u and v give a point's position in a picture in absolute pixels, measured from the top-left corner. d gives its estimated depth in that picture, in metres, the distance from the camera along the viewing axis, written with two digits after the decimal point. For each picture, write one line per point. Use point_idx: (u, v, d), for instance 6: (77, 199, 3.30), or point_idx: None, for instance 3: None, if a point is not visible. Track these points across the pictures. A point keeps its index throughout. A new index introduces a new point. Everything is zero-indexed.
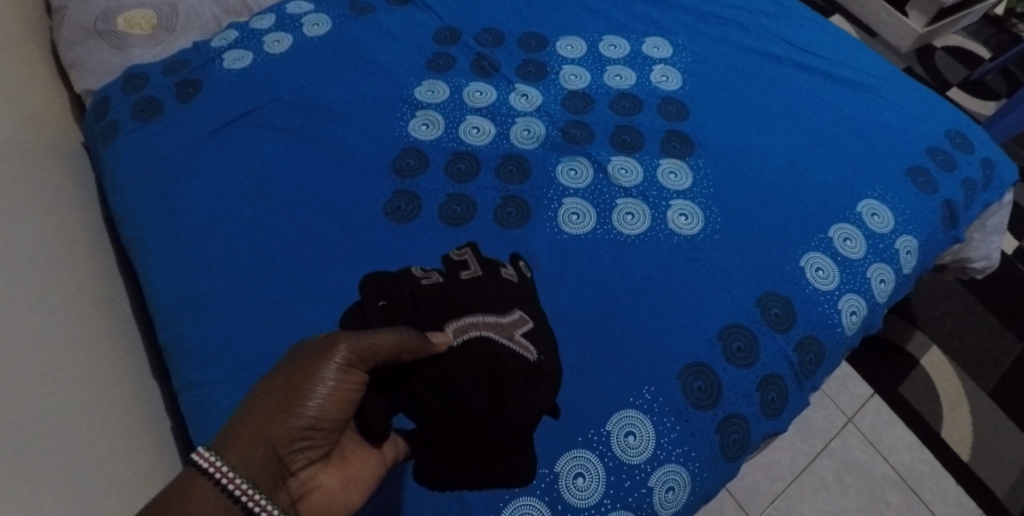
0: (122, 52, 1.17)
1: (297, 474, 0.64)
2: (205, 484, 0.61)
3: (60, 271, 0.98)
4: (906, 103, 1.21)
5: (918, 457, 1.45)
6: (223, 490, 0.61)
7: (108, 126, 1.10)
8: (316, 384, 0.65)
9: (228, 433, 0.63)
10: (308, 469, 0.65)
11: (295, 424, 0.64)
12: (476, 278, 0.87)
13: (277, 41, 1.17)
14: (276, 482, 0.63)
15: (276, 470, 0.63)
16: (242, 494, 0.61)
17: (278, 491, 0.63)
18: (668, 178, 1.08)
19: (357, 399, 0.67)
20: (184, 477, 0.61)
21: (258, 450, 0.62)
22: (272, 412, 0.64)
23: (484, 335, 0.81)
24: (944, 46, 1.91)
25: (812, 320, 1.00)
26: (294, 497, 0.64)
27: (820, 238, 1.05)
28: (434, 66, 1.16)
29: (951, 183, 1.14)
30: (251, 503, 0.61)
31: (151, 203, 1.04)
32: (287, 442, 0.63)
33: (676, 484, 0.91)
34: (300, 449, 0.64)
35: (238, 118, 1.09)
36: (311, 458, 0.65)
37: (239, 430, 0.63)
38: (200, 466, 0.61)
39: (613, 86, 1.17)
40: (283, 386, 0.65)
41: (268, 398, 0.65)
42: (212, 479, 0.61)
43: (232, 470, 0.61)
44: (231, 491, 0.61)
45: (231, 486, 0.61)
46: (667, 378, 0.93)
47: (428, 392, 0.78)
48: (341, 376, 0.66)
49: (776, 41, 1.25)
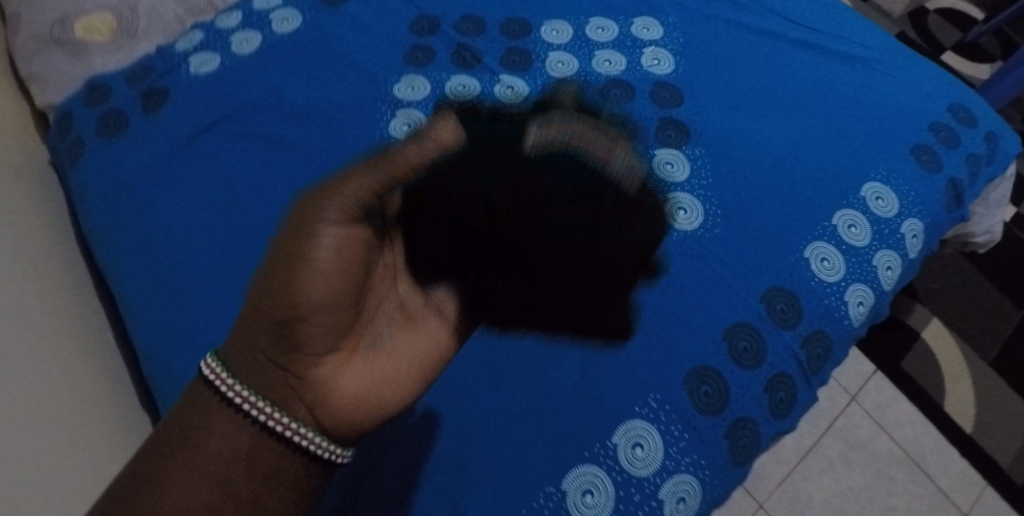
0: (83, 62, 1.09)
1: (309, 378, 0.68)
2: (221, 403, 0.68)
3: (32, 301, 0.93)
4: (907, 76, 1.16)
5: (921, 431, 1.44)
6: (233, 405, 0.68)
7: (72, 144, 1.04)
8: (306, 267, 0.66)
9: (238, 345, 0.69)
10: (323, 368, 0.69)
11: (299, 322, 0.67)
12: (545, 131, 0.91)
13: (245, 40, 1.10)
14: (291, 389, 0.68)
15: (284, 381, 0.68)
16: (252, 407, 0.68)
17: (292, 401, 0.68)
18: (665, 169, 1.03)
19: (354, 277, 0.68)
20: (202, 391, 0.69)
21: (257, 357, 0.68)
22: (270, 315, 0.67)
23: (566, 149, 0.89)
24: (937, 8, 1.86)
25: (819, 314, 0.97)
26: (309, 404, 0.68)
27: (824, 226, 1.01)
28: (414, 59, 1.10)
29: (955, 159, 1.10)
30: (263, 416, 0.68)
31: (123, 227, 0.98)
32: (288, 347, 0.68)
33: (687, 494, 0.88)
34: (302, 350, 0.68)
35: (209, 127, 1.03)
36: (321, 354, 0.68)
37: (247, 340, 0.69)
38: (211, 378, 0.69)
39: (603, 72, 1.12)
40: (277, 281, 0.67)
41: (268, 299, 0.67)
42: (222, 396, 0.68)
43: (241, 385, 0.68)
44: (239, 405, 0.68)
45: (238, 401, 0.68)
46: (673, 384, 0.90)
47: (450, 229, 0.79)
48: (327, 257, 0.66)
49: (771, 17, 1.19)
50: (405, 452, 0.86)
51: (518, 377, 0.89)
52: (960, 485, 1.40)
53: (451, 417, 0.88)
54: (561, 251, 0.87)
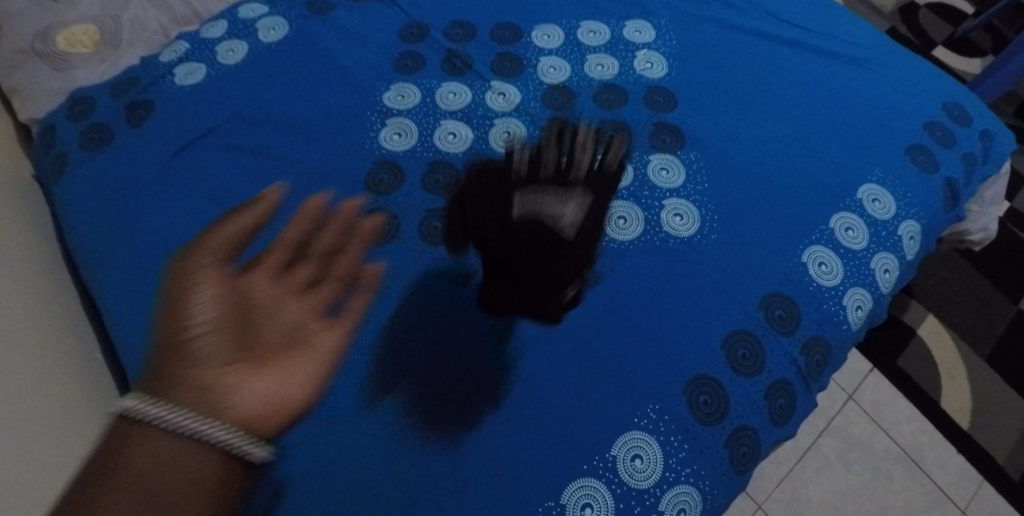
0: (65, 74, 1.08)
1: (223, 386, 0.64)
2: (140, 430, 0.62)
3: (17, 319, 0.92)
4: (902, 76, 1.15)
5: (919, 429, 1.43)
6: (160, 426, 0.62)
7: (56, 158, 1.03)
8: (190, 298, 0.67)
9: (147, 381, 0.65)
10: (233, 376, 0.65)
11: (196, 342, 0.66)
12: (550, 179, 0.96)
13: (232, 50, 1.09)
14: (195, 399, 0.63)
15: (199, 394, 0.63)
16: (170, 423, 0.62)
17: (213, 409, 0.63)
18: (660, 175, 1.02)
19: (237, 297, 0.68)
20: (124, 429, 0.62)
21: (171, 383, 0.64)
22: (172, 347, 0.66)
23: (543, 209, 0.94)
24: (927, 3, 1.85)
25: (817, 319, 0.96)
26: (227, 410, 0.63)
27: (821, 230, 1.00)
28: (402, 67, 1.10)
29: (950, 159, 1.09)
30: (179, 425, 0.62)
31: (110, 242, 0.96)
32: (196, 366, 0.65)
33: (688, 505, 0.87)
34: (208, 361, 0.65)
35: (196, 141, 1.02)
36: (228, 363, 0.65)
37: (157, 373, 0.65)
38: (133, 413, 0.62)
39: (595, 76, 1.11)
40: (172, 314, 0.67)
41: (168, 333, 0.67)
42: (143, 422, 0.62)
43: (157, 407, 0.62)
44: (161, 424, 0.62)
45: (162, 419, 0.62)
46: (671, 394, 0.89)
47: (488, 242, 0.93)
48: (213, 276, 0.67)
49: (764, 18, 1.18)
50: (402, 467, 0.85)
51: (518, 389, 0.88)
52: (960, 482, 1.39)
53: (448, 430, 0.87)
54: (528, 276, 0.92)
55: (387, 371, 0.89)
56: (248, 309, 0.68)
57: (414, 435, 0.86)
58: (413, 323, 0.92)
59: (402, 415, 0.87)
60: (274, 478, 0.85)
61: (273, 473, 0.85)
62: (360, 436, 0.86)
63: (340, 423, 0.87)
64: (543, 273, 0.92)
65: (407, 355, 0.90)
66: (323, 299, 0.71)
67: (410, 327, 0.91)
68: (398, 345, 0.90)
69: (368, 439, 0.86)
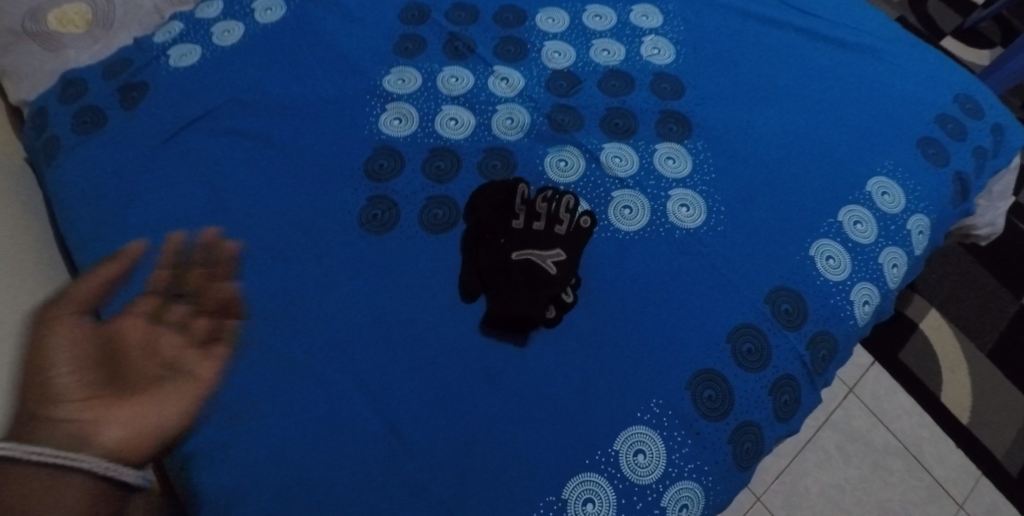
0: (56, 55, 1.06)
1: (93, 422, 0.71)
2: (18, 468, 0.67)
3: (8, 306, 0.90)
4: (913, 66, 1.13)
5: (919, 422, 1.42)
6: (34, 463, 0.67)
7: (48, 142, 1.01)
8: (50, 350, 0.71)
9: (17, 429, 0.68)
10: (102, 412, 0.72)
11: (64, 385, 0.71)
12: (543, 228, 0.94)
13: (228, 31, 1.06)
14: (59, 437, 0.69)
15: (69, 431, 0.69)
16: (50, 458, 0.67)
17: (85, 444, 0.70)
18: (666, 164, 1.00)
19: (103, 343, 0.74)
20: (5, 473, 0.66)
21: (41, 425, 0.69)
22: (38, 391, 0.71)
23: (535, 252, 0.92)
24: None
25: (824, 314, 0.95)
26: (100, 443, 0.70)
27: (830, 223, 0.98)
28: (403, 50, 1.07)
29: (961, 152, 1.07)
30: (57, 459, 0.67)
31: (102, 229, 0.94)
32: (64, 406, 0.70)
33: (690, 501, 0.86)
34: (78, 401, 0.71)
35: (190, 125, 0.99)
36: (96, 400, 0.72)
37: (25, 419, 0.69)
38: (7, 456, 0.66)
39: (601, 62, 1.08)
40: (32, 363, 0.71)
41: (31, 381, 0.71)
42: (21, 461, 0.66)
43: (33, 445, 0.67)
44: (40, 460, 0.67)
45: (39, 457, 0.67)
46: (675, 389, 0.87)
47: (483, 256, 0.92)
48: (75, 326, 0.72)
49: (775, 4, 1.16)
50: (399, 460, 0.83)
51: (520, 382, 0.87)
52: (958, 476, 1.39)
53: (447, 423, 0.85)
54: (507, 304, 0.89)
55: (385, 362, 0.87)
56: (114, 352, 0.75)
57: (412, 427, 0.84)
58: (412, 314, 0.90)
59: (401, 406, 0.85)
60: (267, 470, 0.82)
61: (266, 465, 0.83)
62: (359, 429, 0.84)
63: (338, 416, 0.85)
64: (521, 298, 0.89)
65: (408, 348, 0.88)
66: (193, 335, 0.79)
67: (410, 318, 0.89)
68: (397, 337, 0.88)
69: (365, 432, 0.84)
